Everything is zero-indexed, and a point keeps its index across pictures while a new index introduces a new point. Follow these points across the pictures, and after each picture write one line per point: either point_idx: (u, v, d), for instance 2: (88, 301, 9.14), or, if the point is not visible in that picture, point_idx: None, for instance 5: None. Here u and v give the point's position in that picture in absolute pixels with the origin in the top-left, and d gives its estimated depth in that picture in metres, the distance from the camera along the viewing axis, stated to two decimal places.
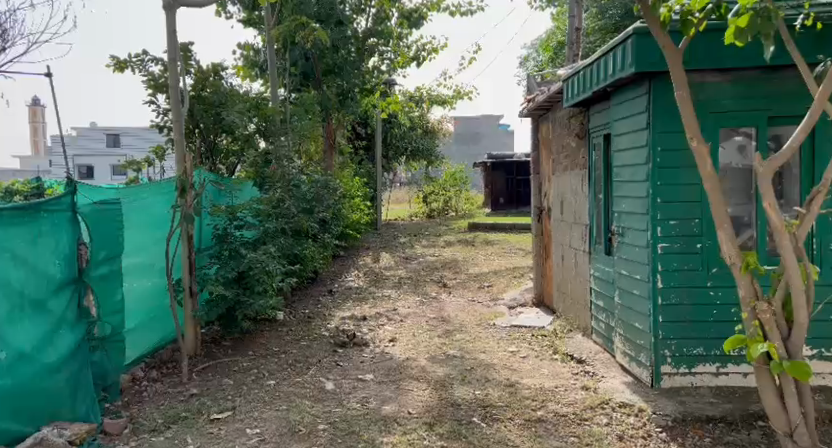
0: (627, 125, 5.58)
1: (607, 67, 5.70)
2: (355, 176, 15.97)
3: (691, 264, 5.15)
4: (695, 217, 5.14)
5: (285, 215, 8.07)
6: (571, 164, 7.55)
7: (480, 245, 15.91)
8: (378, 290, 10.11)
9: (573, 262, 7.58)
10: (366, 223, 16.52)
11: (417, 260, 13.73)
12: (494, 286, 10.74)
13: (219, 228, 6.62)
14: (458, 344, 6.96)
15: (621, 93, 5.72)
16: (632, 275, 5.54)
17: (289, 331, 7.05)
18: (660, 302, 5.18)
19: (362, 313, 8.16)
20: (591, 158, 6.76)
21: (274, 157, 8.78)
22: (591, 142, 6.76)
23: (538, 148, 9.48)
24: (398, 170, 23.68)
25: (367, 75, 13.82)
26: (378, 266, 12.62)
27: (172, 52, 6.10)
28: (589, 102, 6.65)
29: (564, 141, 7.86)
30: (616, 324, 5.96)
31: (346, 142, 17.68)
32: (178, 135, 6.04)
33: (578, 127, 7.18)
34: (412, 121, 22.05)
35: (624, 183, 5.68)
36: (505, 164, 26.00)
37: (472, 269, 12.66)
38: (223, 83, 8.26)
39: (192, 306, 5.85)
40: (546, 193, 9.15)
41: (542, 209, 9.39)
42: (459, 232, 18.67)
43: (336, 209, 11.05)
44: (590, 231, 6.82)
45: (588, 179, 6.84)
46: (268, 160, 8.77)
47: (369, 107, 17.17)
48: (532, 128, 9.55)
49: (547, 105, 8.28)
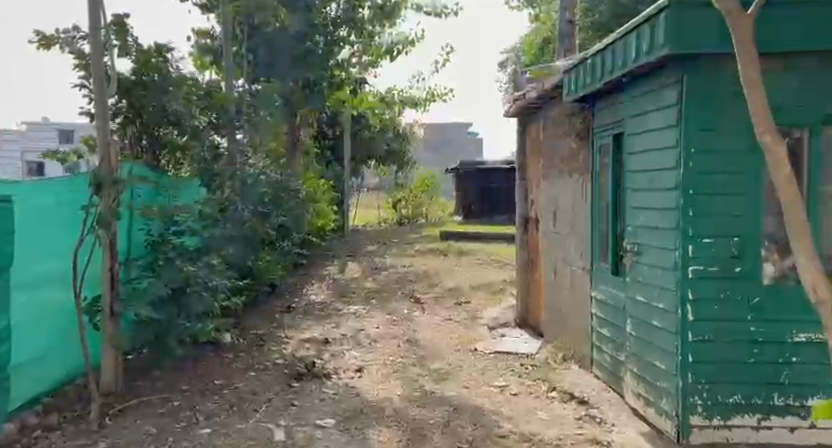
0: (649, 122, 4.63)
1: (620, 54, 4.76)
2: (321, 179, 14.91)
3: (728, 293, 4.19)
4: (734, 235, 4.19)
5: (237, 220, 7.01)
6: (568, 169, 6.62)
7: (454, 255, 14.96)
8: (343, 305, 9.06)
9: (567, 281, 6.63)
10: (330, 229, 15.45)
11: (386, 271, 12.72)
12: (472, 302, 9.76)
13: (154, 235, 5.64)
14: (437, 375, 5.96)
15: (638, 84, 4.79)
16: (652, 303, 4.57)
17: (236, 358, 5.98)
18: (691, 338, 4.21)
19: (324, 335, 7.12)
20: (595, 163, 5.83)
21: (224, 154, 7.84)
22: (596, 144, 5.83)
23: (525, 152, 8.55)
24: (367, 174, 22.68)
25: (336, 69, 12.81)
26: (344, 278, 11.56)
27: (95, 19, 5.04)
28: (593, 97, 5.74)
29: (559, 142, 6.94)
30: (627, 359, 5.00)
31: (313, 142, 16.64)
32: (101, 120, 4.96)
33: (578, 127, 6.26)
34: (383, 123, 21.08)
35: (641, 192, 4.72)
36: (478, 170, 25.12)
37: (446, 281, 11.68)
38: (168, 69, 7.14)
39: (113, 329, 4.80)
40: (533, 201, 8.23)
41: (528, 219, 8.48)
42: (431, 240, 17.72)
43: (297, 214, 9.99)
44: (592, 246, 5.88)
45: (591, 186, 5.90)
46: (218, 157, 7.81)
47: (337, 105, 16.13)
48: (518, 129, 8.63)
49: (540, 102, 7.36)
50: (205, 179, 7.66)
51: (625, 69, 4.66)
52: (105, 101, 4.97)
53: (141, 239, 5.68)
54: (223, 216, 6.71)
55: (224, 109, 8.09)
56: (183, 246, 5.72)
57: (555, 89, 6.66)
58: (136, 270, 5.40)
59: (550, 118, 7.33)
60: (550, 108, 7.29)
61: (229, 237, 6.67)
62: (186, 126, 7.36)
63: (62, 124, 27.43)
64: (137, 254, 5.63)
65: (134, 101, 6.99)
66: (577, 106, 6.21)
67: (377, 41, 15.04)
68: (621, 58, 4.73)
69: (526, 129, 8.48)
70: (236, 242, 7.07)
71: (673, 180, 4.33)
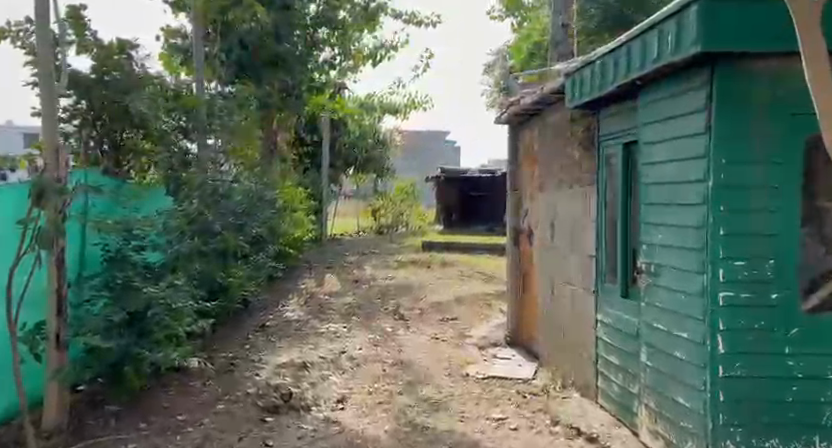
0: (670, 129, 4.13)
1: (637, 54, 4.26)
2: (299, 187, 14.34)
3: (764, 323, 3.68)
4: (769, 257, 3.69)
5: (208, 233, 6.42)
6: (569, 180, 6.12)
7: (437, 266, 14.44)
8: (322, 322, 8.50)
9: (566, 301, 6.12)
10: (308, 239, 14.88)
11: (368, 284, 12.17)
12: (460, 319, 9.23)
13: (111, 250, 4.97)
14: (429, 404, 5.42)
15: (656, 87, 4.29)
16: (673, 332, 4.07)
17: (205, 387, 5.39)
18: (721, 374, 3.69)
19: (302, 358, 6.54)
20: (602, 174, 5.32)
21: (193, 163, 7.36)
22: (602, 153, 5.34)
23: (519, 161, 8.07)
24: (346, 182, 22.11)
25: (316, 73, 12.26)
26: (323, 291, 10.99)
27: (42, 7, 4.43)
28: (600, 102, 5.25)
29: (559, 151, 6.45)
30: (641, 391, 4.49)
31: (291, 148, 16.05)
32: (47, 124, 4.38)
33: (582, 134, 5.76)
34: (363, 130, 20.51)
35: (662, 207, 4.21)
36: (459, 179, 24.66)
37: (431, 295, 11.17)
38: (131, 65, 6.63)
39: (59, 361, 4.23)
40: (527, 212, 7.74)
41: (521, 231, 7.99)
42: (412, 250, 17.19)
43: (274, 225, 9.42)
44: (597, 265, 5.38)
45: (597, 199, 5.39)
46: (186, 164, 7.31)
47: (315, 109, 15.57)
48: (511, 138, 8.15)
49: (537, 108, 6.87)
50: (172, 187, 7.06)
51: (643, 69, 4.16)
52: (54, 100, 4.39)
53: (97, 253, 5.02)
54: (192, 229, 6.13)
55: (193, 110, 7.55)
56: (145, 261, 5.13)
57: (555, 94, 6.17)
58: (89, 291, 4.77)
59: (548, 124, 6.84)
60: (549, 115, 6.81)
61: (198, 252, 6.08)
62: (151, 127, 6.87)
63: (29, 128, 26.46)
64: (92, 270, 4.96)
65: (93, 100, 6.39)
66: (581, 111, 5.70)
67: (359, 44, 14.50)
68: (637, 58, 4.23)
69: (520, 137, 7.99)
70: (206, 257, 6.48)
71: (700, 195, 3.82)
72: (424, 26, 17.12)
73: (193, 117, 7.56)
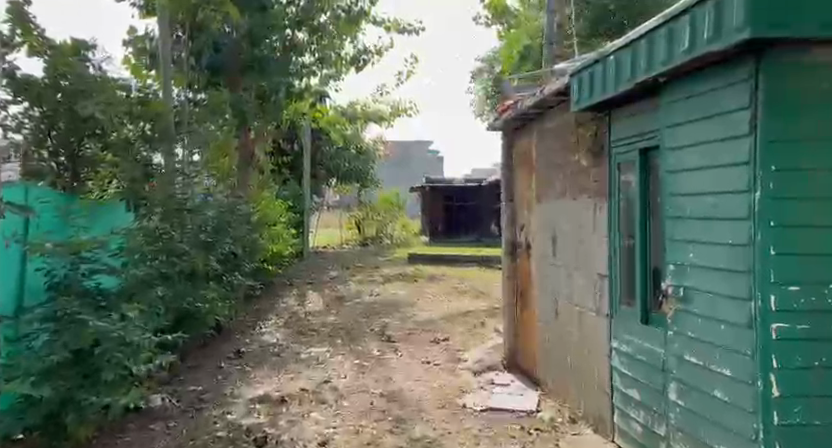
0: (703, 131, 3.54)
1: (661, 44, 3.65)
2: (279, 200, 13.71)
3: (825, 359, 3.09)
4: (829, 280, 3.09)
5: (173, 253, 5.79)
6: (573, 189, 5.54)
7: (424, 280, 13.85)
8: (303, 348, 7.88)
9: (572, 323, 5.53)
10: (289, 253, 14.26)
11: (352, 301, 11.57)
12: (452, 340, 8.65)
13: (58, 278, 4.41)
14: (422, 446, 4.79)
15: (686, 82, 3.71)
16: (711, 368, 3.46)
17: (167, 432, 4.75)
18: (776, 421, 3.08)
19: (280, 392, 5.92)
20: (616, 183, 4.74)
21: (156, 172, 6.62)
22: (615, 159, 4.75)
23: (514, 171, 7.50)
24: (328, 193, 21.50)
25: (296, 79, 11.68)
26: (304, 311, 10.37)
27: None
28: (612, 102, 4.66)
29: (560, 158, 5.86)
30: (670, 434, 3.89)
31: (270, 159, 15.43)
32: None
33: (588, 140, 5.17)
34: (346, 140, 19.89)
35: (694, 221, 3.62)
36: (445, 188, 24.14)
37: (419, 312, 10.56)
38: (86, 67, 6.06)
39: None
40: (524, 225, 7.17)
41: (517, 245, 7.42)
42: (398, 264, 16.60)
43: (250, 241, 8.80)
44: (612, 285, 4.78)
45: (610, 211, 4.80)
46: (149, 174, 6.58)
47: (296, 118, 14.99)
48: (504, 145, 7.59)
49: (535, 111, 6.31)
50: (131, 203, 6.39)
51: (670, 63, 3.56)
52: None
53: (38, 281, 4.45)
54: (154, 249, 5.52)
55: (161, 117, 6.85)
56: (86, 286, 4.52)
57: (557, 96, 5.59)
58: (29, 326, 4.15)
59: (548, 130, 6.26)
60: (547, 119, 6.24)
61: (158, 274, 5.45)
62: (109, 138, 6.33)
63: None
64: (33, 301, 4.41)
65: (48, 106, 5.91)
66: (588, 114, 5.12)
67: (340, 50, 13.95)
68: (663, 50, 3.64)
69: (515, 143, 7.43)
70: (169, 280, 5.84)
71: (743, 208, 3.23)
72: (408, 32, 16.56)
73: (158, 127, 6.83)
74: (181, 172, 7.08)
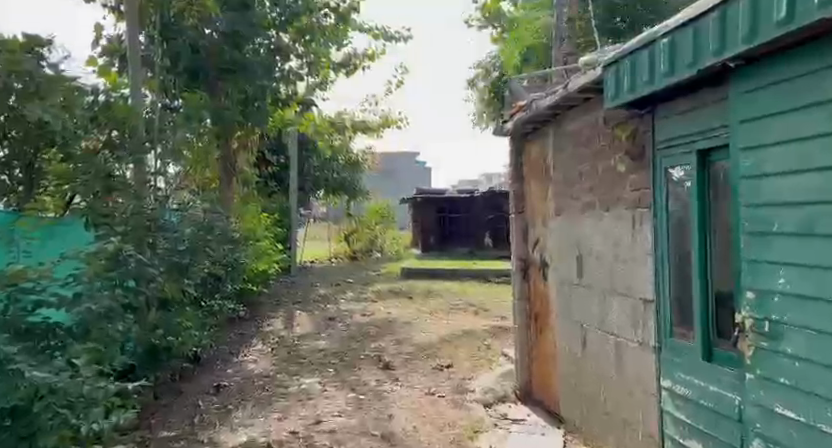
0: (798, 126, 2.83)
1: (737, 18, 2.92)
2: (263, 214, 12.98)
3: None
4: None
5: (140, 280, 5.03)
6: (603, 199, 4.82)
7: (419, 297, 13.09)
8: (292, 383, 7.12)
9: (605, 356, 4.80)
10: (274, 271, 13.50)
11: (343, 322, 10.81)
12: (455, 366, 7.90)
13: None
14: None
15: (768, 66, 2.98)
16: (816, 424, 2.74)
17: None
18: None
19: (265, 439, 5.17)
20: (663, 192, 4.01)
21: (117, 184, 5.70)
22: (660, 165, 4.03)
23: (525, 181, 6.80)
24: (315, 207, 20.72)
25: (281, 85, 10.98)
26: (292, 336, 9.62)
27: None
28: (660, 97, 3.91)
29: (586, 166, 5.14)
30: None
31: (253, 171, 14.67)
32: None
33: (623, 143, 4.44)
34: (332, 152, 19.16)
35: (786, 238, 2.90)
36: (436, 200, 23.48)
37: (416, 334, 9.80)
38: (37, 66, 5.32)
39: None
40: (539, 241, 6.47)
41: (531, 263, 6.73)
42: (390, 279, 15.87)
43: (231, 261, 8.05)
44: (659, 314, 4.06)
45: (657, 225, 4.08)
46: (109, 187, 5.65)
47: (281, 126, 14.27)
48: (512, 152, 6.91)
49: (553, 111, 5.58)
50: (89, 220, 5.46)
51: (754, 42, 2.81)
52: None
53: None
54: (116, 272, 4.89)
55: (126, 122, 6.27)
56: (29, 322, 3.91)
57: (581, 94, 4.87)
58: None
59: (566, 133, 5.54)
60: (566, 120, 5.54)
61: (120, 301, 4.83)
62: (69, 148, 5.70)
63: None
64: None
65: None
66: (623, 113, 4.40)
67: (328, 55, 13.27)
68: (741, 24, 2.90)
69: (525, 150, 6.74)
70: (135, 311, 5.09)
71: None
72: (396, 39, 15.85)
73: (127, 134, 6.24)
74: (151, 185, 6.35)
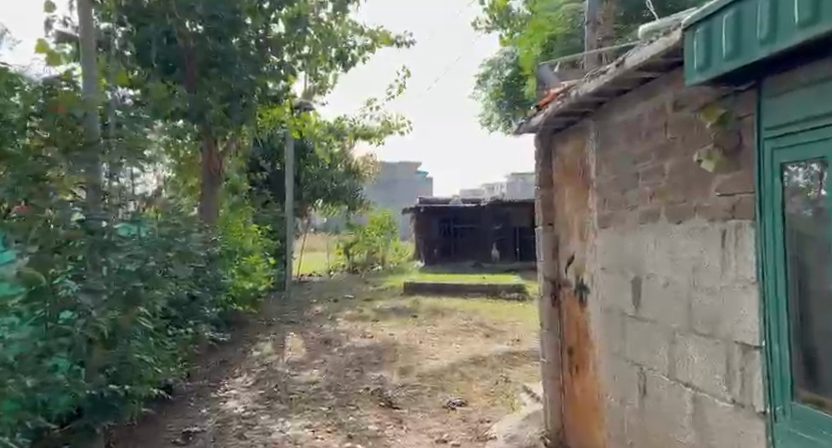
0: None
1: None
2: (253, 226, 11.88)
3: None
4: None
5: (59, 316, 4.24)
6: (673, 207, 3.72)
7: (424, 316, 11.92)
8: (274, 428, 6.01)
9: (674, 413, 3.67)
10: (266, 288, 12.40)
11: (340, 346, 9.69)
12: (470, 403, 6.78)
13: None
14: None
15: None
16: None
17: None
18: None
19: None
20: (773, 194, 2.87)
21: (45, 190, 4.64)
22: (769, 157, 2.88)
23: (558, 189, 5.70)
24: (313, 216, 19.60)
25: (271, 82, 9.88)
26: (281, 366, 8.51)
27: None
28: (773, 64, 2.78)
29: (646, 167, 4.02)
30: None
31: (244, 179, 13.57)
32: None
33: (708, 131, 3.32)
34: (331, 160, 18.07)
35: None
36: (440, 210, 22.35)
37: (422, 362, 8.66)
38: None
39: None
40: (575, 259, 5.36)
41: (565, 285, 5.63)
42: (392, 295, 14.75)
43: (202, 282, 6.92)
44: (767, 366, 2.91)
45: (764, 240, 2.93)
46: (35, 193, 4.56)
47: (274, 129, 13.20)
48: (540, 154, 5.87)
49: (597, 99, 4.48)
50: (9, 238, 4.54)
51: None
52: None
53: None
54: (50, 307, 4.60)
55: (74, 124, 5.08)
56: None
57: (639, 72, 3.80)
58: None
59: (616, 126, 4.44)
60: (614, 110, 4.46)
61: (54, 345, 4.58)
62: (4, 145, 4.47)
63: None
64: None
65: None
66: (708, 93, 3.28)
67: (325, 53, 12.16)
68: None
69: (558, 150, 5.68)
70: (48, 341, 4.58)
71: None
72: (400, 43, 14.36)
73: (82, 139, 5.09)
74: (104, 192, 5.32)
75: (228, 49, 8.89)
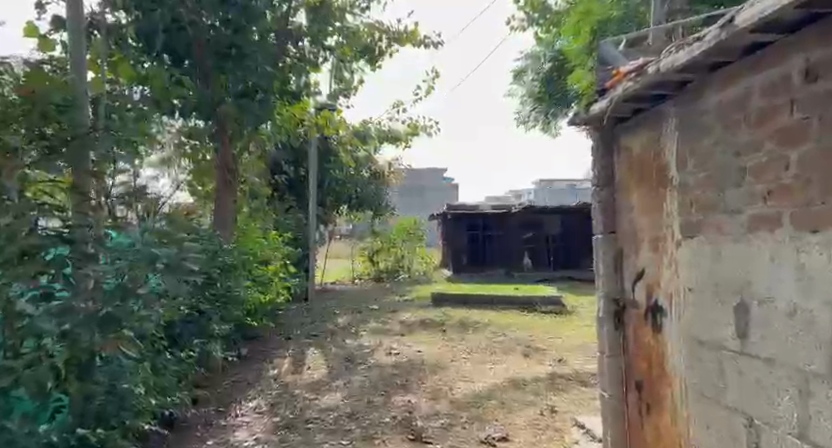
0: None
1: None
2: (272, 233, 11.06)
3: None
4: None
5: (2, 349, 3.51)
6: (802, 211, 2.87)
7: (455, 331, 11.02)
8: None
9: None
10: (284, 299, 11.57)
11: (365, 365, 8.84)
12: (515, 439, 5.89)
13: None
14: None
15: None
16: None
17: None
18: None
19: None
20: None
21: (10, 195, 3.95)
22: None
23: (622, 191, 4.81)
24: (337, 223, 18.77)
25: (290, 77, 9.08)
26: (300, 389, 7.68)
27: None
28: None
29: (758, 160, 3.15)
30: None
31: (263, 184, 12.76)
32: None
33: None
34: (356, 165, 17.25)
35: None
36: (468, 216, 21.40)
37: (456, 384, 7.78)
38: None
39: None
40: (646, 277, 4.46)
41: (631, 306, 4.73)
42: (421, 305, 13.89)
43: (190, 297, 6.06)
44: None
45: None
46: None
47: (294, 129, 12.39)
48: (598, 150, 4.98)
49: (682, 79, 3.60)
50: None
51: None
52: None
53: None
54: (9, 333, 3.90)
55: (57, 117, 4.32)
56: None
57: (755, 35, 2.95)
58: None
59: (705, 111, 3.55)
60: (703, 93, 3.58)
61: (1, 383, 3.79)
62: None
63: None
64: None
65: None
66: None
67: (350, 48, 11.33)
68: None
69: (622, 145, 4.78)
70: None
71: None
72: (427, 45, 13.37)
73: (66, 134, 4.34)
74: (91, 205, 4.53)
75: (244, 40, 8.15)
